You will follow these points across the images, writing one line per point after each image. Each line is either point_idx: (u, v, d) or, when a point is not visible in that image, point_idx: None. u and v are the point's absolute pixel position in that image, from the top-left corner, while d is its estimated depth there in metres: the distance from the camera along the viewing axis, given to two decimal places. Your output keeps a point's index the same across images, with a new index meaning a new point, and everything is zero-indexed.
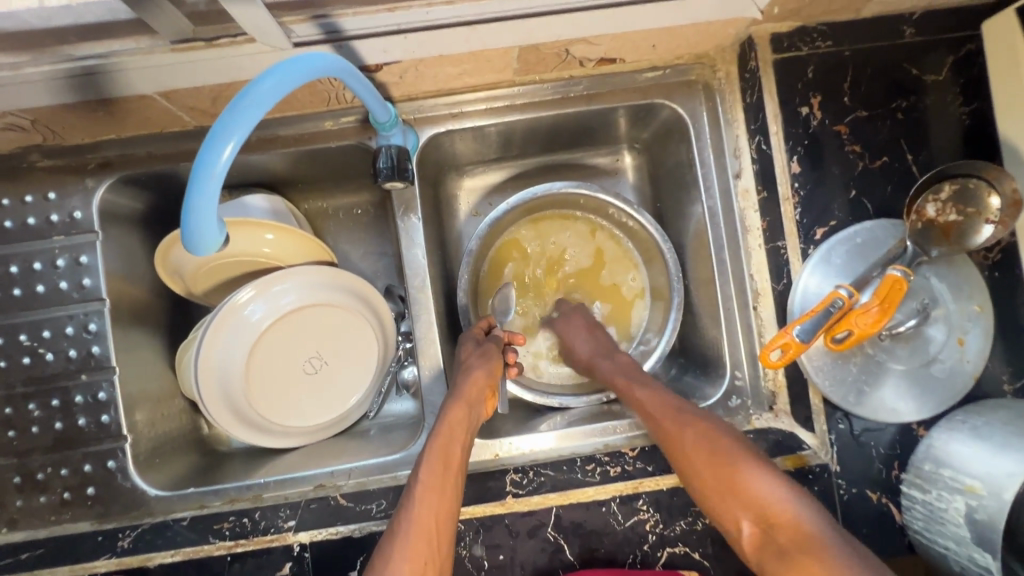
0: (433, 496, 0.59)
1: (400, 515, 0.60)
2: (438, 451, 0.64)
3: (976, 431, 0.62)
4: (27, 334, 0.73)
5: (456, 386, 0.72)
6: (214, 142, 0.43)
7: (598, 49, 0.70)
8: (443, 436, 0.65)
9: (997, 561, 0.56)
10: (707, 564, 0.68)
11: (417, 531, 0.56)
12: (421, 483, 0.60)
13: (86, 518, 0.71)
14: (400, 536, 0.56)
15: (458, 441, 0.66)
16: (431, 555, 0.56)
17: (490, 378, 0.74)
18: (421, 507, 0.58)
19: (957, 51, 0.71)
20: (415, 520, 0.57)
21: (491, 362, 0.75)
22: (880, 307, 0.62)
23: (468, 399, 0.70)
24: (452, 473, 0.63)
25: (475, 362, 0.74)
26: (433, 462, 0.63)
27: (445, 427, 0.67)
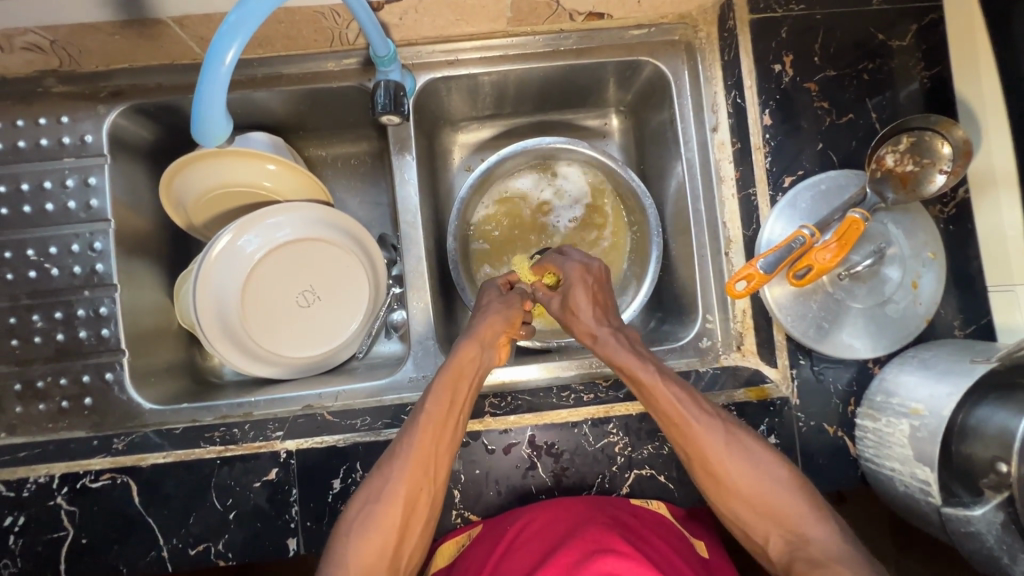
0: (433, 427, 0.65)
1: (401, 437, 0.66)
2: (446, 384, 0.68)
3: (923, 362, 0.67)
4: (34, 250, 0.76)
5: (473, 327, 0.74)
6: (220, 41, 0.48)
7: (587, 2, 0.75)
8: (452, 371, 0.69)
9: (934, 473, 0.61)
10: (671, 487, 0.72)
11: (416, 459, 0.63)
12: (425, 414, 0.65)
13: (82, 426, 0.75)
14: (400, 459, 0.64)
15: (466, 380, 0.69)
16: (427, 479, 0.64)
17: (507, 326, 0.76)
18: (422, 436, 0.64)
19: (920, 19, 0.76)
20: (414, 447, 0.64)
21: (512, 312, 0.76)
22: (838, 244, 0.67)
23: (482, 340, 0.72)
24: (456, 409, 0.67)
25: (491, 308, 0.76)
26: (439, 396, 0.66)
27: (455, 365, 0.69)
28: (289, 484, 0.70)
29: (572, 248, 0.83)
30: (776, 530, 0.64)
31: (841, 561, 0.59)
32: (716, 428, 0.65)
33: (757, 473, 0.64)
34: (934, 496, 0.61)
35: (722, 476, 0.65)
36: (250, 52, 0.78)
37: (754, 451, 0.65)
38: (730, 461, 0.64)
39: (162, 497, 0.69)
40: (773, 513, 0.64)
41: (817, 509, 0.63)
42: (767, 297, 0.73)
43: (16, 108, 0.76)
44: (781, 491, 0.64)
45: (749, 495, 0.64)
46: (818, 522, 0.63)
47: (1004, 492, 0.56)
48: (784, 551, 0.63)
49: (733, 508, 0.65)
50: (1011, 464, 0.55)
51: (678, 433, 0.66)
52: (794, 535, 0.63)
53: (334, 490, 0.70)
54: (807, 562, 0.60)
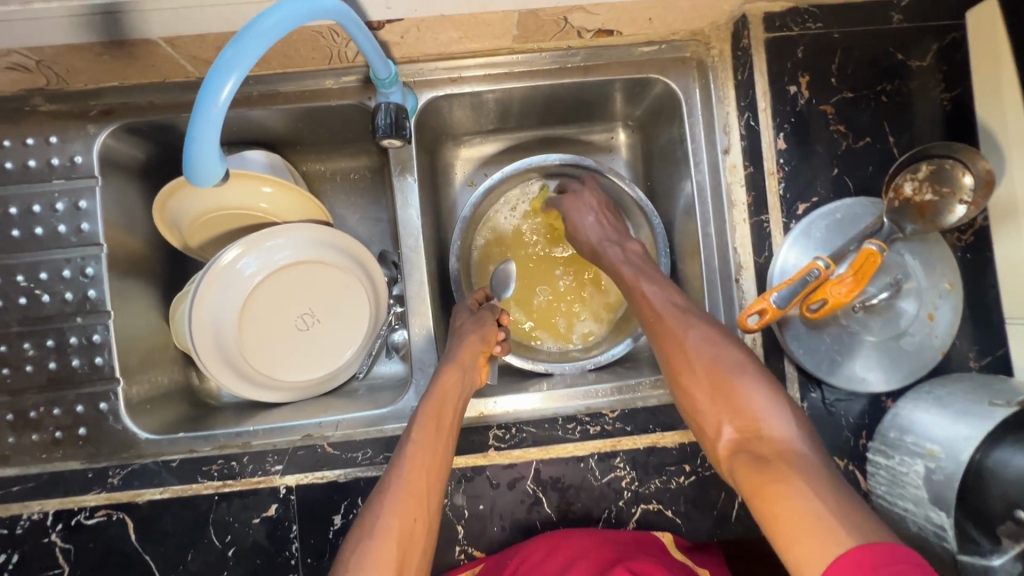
0: (421, 456, 0.62)
1: (390, 473, 0.62)
2: (429, 415, 0.65)
3: (939, 401, 0.65)
4: (23, 276, 0.74)
5: (450, 351, 0.72)
6: (218, 74, 0.45)
7: (596, 19, 0.72)
8: (435, 398, 0.67)
9: (950, 519, 0.59)
10: (679, 521, 0.71)
11: (407, 490, 0.59)
12: (411, 442, 0.63)
13: (76, 457, 0.73)
14: (391, 493, 0.59)
15: (450, 402, 0.67)
16: (421, 510, 0.60)
17: (485, 345, 0.74)
18: (412, 466, 0.61)
19: (942, 38, 0.74)
20: (404, 478, 0.60)
21: (485, 329, 0.75)
22: (854, 277, 0.65)
23: (461, 363, 0.71)
24: (443, 435, 0.65)
25: (466, 330, 0.75)
26: (424, 423, 0.64)
27: (437, 391, 0.67)
28: (290, 520, 0.68)
29: (593, 179, 0.89)
30: (733, 422, 0.58)
31: (795, 457, 0.52)
32: (687, 321, 0.66)
33: (715, 359, 0.62)
34: (949, 543, 0.60)
35: (682, 359, 0.64)
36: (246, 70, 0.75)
37: (729, 349, 0.63)
38: (690, 335, 0.64)
39: (160, 532, 0.68)
40: (722, 388, 0.60)
41: (776, 399, 0.58)
42: (779, 328, 0.71)
43: (2, 128, 0.73)
44: (740, 377, 0.60)
45: (708, 380, 0.61)
46: (781, 417, 0.56)
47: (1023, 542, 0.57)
48: (733, 440, 0.58)
49: (694, 395, 0.62)
50: None
51: (658, 334, 0.67)
52: (750, 432, 0.57)
53: (335, 525, 0.68)
54: (757, 459, 0.54)
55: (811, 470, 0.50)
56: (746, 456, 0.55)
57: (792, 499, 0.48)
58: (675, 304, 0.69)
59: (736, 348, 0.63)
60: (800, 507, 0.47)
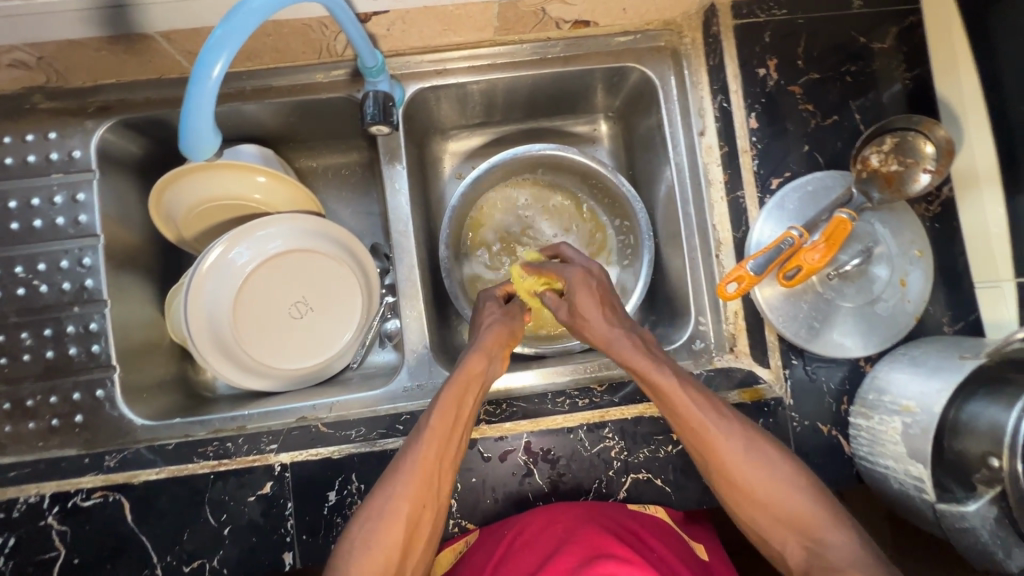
0: (438, 442, 0.63)
1: (404, 452, 0.63)
2: (452, 398, 0.66)
3: (913, 360, 0.68)
4: (22, 267, 0.75)
5: (478, 338, 0.73)
6: (208, 56, 0.50)
7: (573, 10, 0.75)
8: (458, 386, 0.67)
9: (926, 469, 0.61)
10: (668, 490, 0.72)
11: (419, 476, 0.61)
12: (429, 429, 0.63)
13: (72, 444, 0.74)
14: (402, 475, 0.61)
15: (471, 392, 0.68)
16: (432, 496, 0.62)
17: (509, 338, 0.75)
18: (426, 453, 0.62)
19: (901, 22, 0.77)
20: (416, 462, 0.61)
21: (513, 321, 0.77)
22: (826, 244, 0.68)
23: (488, 351, 0.71)
24: (462, 418, 0.66)
25: (491, 321, 0.76)
26: (446, 409, 0.64)
27: (462, 376, 0.67)
28: (285, 498, 0.69)
29: (570, 251, 0.81)
30: (794, 536, 0.60)
31: (862, 570, 0.54)
32: (724, 429, 0.63)
33: (772, 475, 0.61)
34: (927, 493, 0.62)
35: (742, 483, 0.62)
36: (239, 66, 0.78)
37: (772, 456, 0.63)
38: (727, 446, 0.62)
39: (156, 514, 0.68)
40: (776, 504, 0.60)
41: (828, 512, 0.59)
42: (758, 298, 0.74)
43: (3, 125, 0.76)
44: (800, 497, 0.60)
45: (764, 498, 0.61)
46: (828, 520, 0.59)
47: (996, 486, 0.57)
48: (802, 560, 0.59)
49: (752, 516, 0.62)
50: (1002, 460, 0.56)
51: (697, 441, 0.64)
52: (812, 541, 0.58)
53: (330, 502, 0.69)
54: (825, 573, 0.56)
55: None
56: (814, 568, 0.57)
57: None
58: (704, 404, 0.64)
59: (783, 458, 0.63)
60: None
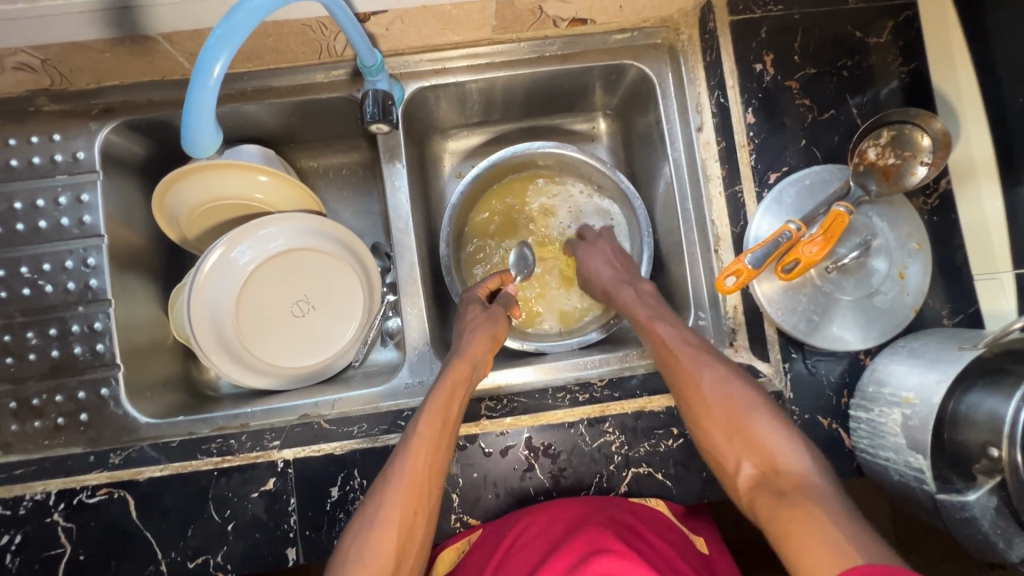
0: (425, 451, 0.63)
1: (393, 463, 0.64)
2: (438, 407, 0.66)
3: (913, 352, 0.68)
4: (27, 267, 0.76)
5: (461, 345, 0.74)
6: (208, 55, 0.51)
7: (569, 8, 0.76)
8: (444, 393, 0.67)
9: (927, 460, 0.61)
10: (669, 484, 0.72)
11: (409, 484, 0.62)
12: (417, 436, 0.64)
13: (77, 442, 0.74)
14: (392, 486, 0.62)
15: (457, 397, 0.68)
16: (422, 502, 0.62)
17: (493, 341, 0.76)
18: (415, 462, 0.63)
19: (896, 16, 0.77)
20: (405, 472, 0.62)
21: (496, 325, 0.77)
22: (824, 237, 0.68)
23: (471, 358, 0.72)
24: (450, 422, 0.67)
25: (476, 325, 0.76)
26: (432, 417, 0.65)
27: (447, 385, 0.68)
28: (287, 493, 0.70)
29: (590, 231, 0.90)
30: (751, 458, 0.62)
31: (812, 492, 0.55)
32: (703, 361, 0.68)
33: (740, 406, 0.64)
34: (928, 484, 0.62)
35: (707, 402, 0.66)
36: (240, 67, 0.79)
37: (743, 388, 0.66)
38: (703, 374, 0.67)
39: (161, 510, 0.69)
40: (739, 425, 0.63)
41: (789, 434, 0.62)
42: (758, 293, 0.74)
43: (8, 128, 0.77)
44: (763, 424, 0.63)
45: (728, 422, 0.64)
46: (787, 444, 0.61)
47: (996, 476, 0.57)
48: (755, 481, 0.60)
49: (713, 439, 0.64)
50: (1002, 449, 0.56)
51: (674, 375, 0.69)
52: (768, 465, 0.60)
53: (332, 498, 0.70)
54: (778, 495, 0.57)
55: (832, 502, 0.54)
56: (766, 491, 0.59)
57: (814, 525, 0.52)
58: (689, 343, 0.70)
59: (756, 396, 0.65)
60: (819, 526, 0.51)
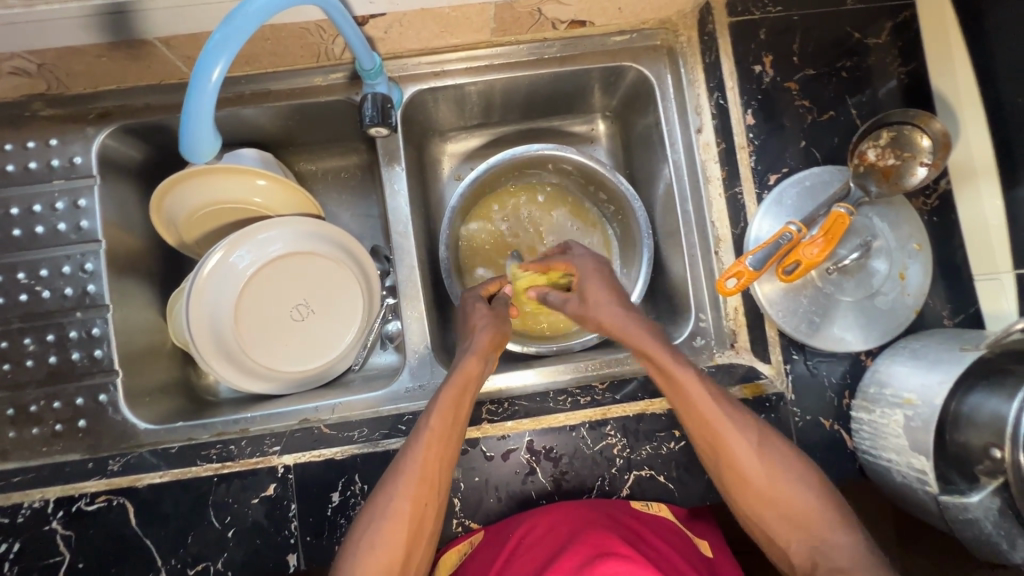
0: (437, 446, 0.63)
1: (403, 455, 0.64)
2: (449, 403, 0.66)
3: (914, 353, 0.68)
4: (24, 273, 0.76)
5: (470, 339, 0.72)
6: (206, 59, 0.51)
7: (568, 10, 0.76)
8: (455, 389, 0.67)
9: (930, 462, 0.61)
10: (671, 487, 0.72)
11: (420, 476, 0.61)
12: (429, 429, 0.64)
13: (76, 449, 0.74)
14: (402, 477, 0.61)
15: (468, 391, 0.68)
16: (431, 494, 0.62)
17: (500, 338, 0.75)
18: (425, 456, 0.62)
19: (895, 17, 0.78)
20: (415, 463, 0.62)
21: (504, 324, 0.76)
22: (825, 238, 0.68)
23: (482, 353, 0.71)
24: (459, 416, 0.66)
25: (483, 323, 0.74)
26: (443, 413, 0.65)
27: (458, 378, 0.67)
28: (288, 499, 0.69)
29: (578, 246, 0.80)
30: (801, 536, 0.61)
31: (869, 573, 0.56)
32: (738, 425, 0.64)
33: (784, 474, 0.63)
34: (931, 485, 0.62)
35: (749, 477, 0.63)
36: (238, 70, 0.78)
37: (786, 460, 0.64)
38: (742, 442, 0.64)
39: (160, 517, 0.69)
40: (777, 496, 0.62)
41: (826, 498, 0.62)
42: (758, 294, 0.74)
43: (4, 133, 0.76)
44: (811, 501, 0.62)
45: (777, 500, 0.62)
46: (834, 522, 0.61)
47: (999, 477, 0.57)
48: (806, 557, 0.61)
49: (761, 515, 0.63)
50: (1004, 450, 0.56)
51: (708, 438, 0.65)
52: (818, 543, 0.60)
53: (333, 503, 0.69)
54: (833, 573, 0.58)
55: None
56: (822, 570, 0.59)
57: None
58: (712, 392, 0.65)
59: (800, 469, 0.64)
60: None
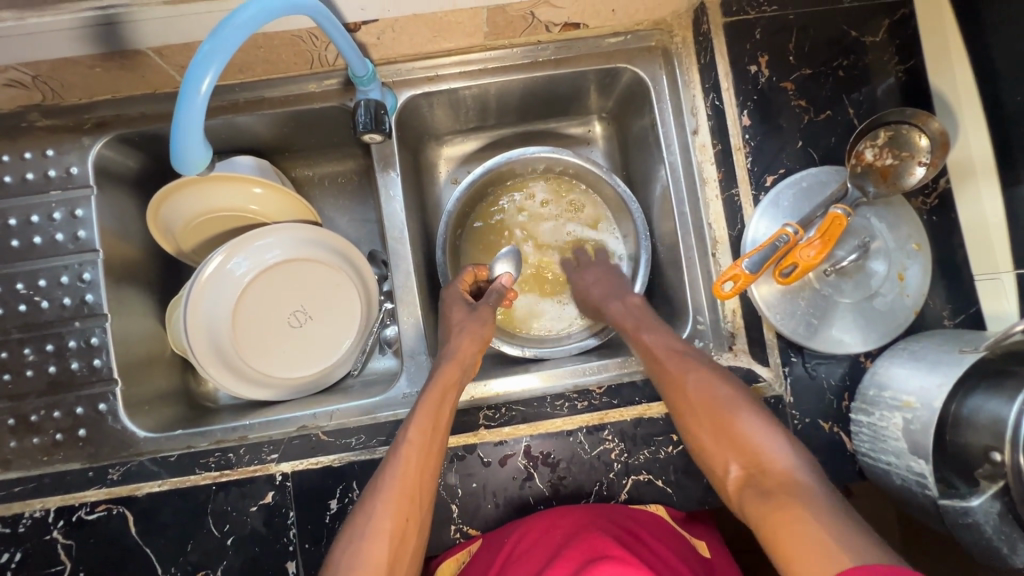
0: (416, 456, 0.63)
1: (383, 470, 0.64)
2: (428, 413, 0.66)
3: (914, 355, 0.67)
4: (23, 283, 0.76)
5: (450, 347, 0.74)
6: (196, 69, 0.50)
7: (561, 13, 0.76)
8: (433, 397, 0.68)
9: (929, 466, 0.61)
10: (669, 491, 0.72)
11: (401, 489, 0.61)
12: (408, 441, 0.64)
13: (76, 459, 0.74)
14: (382, 493, 0.62)
15: (446, 397, 0.68)
16: (413, 509, 0.62)
17: (479, 344, 0.76)
18: (405, 468, 0.63)
19: (892, 14, 0.77)
20: (395, 479, 0.62)
21: (482, 328, 0.77)
22: (822, 240, 0.67)
23: (461, 360, 0.72)
24: (439, 428, 0.67)
25: (461, 327, 0.76)
26: (423, 422, 0.65)
27: (437, 389, 0.68)
28: (286, 507, 0.70)
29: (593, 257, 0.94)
30: (737, 459, 0.61)
31: (799, 487, 0.55)
32: (689, 364, 0.69)
33: (722, 403, 0.65)
34: (930, 489, 0.61)
35: (693, 404, 0.66)
36: (231, 78, 0.78)
37: (733, 394, 0.66)
38: (690, 376, 0.67)
39: (160, 525, 0.69)
40: (723, 424, 0.63)
41: (775, 432, 0.62)
42: (755, 297, 0.74)
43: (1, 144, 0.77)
44: (751, 425, 0.63)
45: (717, 425, 0.64)
46: (772, 440, 0.61)
47: (999, 481, 0.56)
48: (742, 479, 0.60)
49: (702, 441, 0.64)
50: (1004, 454, 0.55)
51: (663, 378, 0.69)
52: (752, 464, 0.60)
53: (332, 510, 0.70)
54: (762, 492, 0.57)
55: (816, 495, 0.54)
56: (751, 488, 0.58)
57: (798, 522, 0.51)
58: (675, 347, 0.72)
59: (745, 400, 0.66)
60: (801, 522, 0.51)
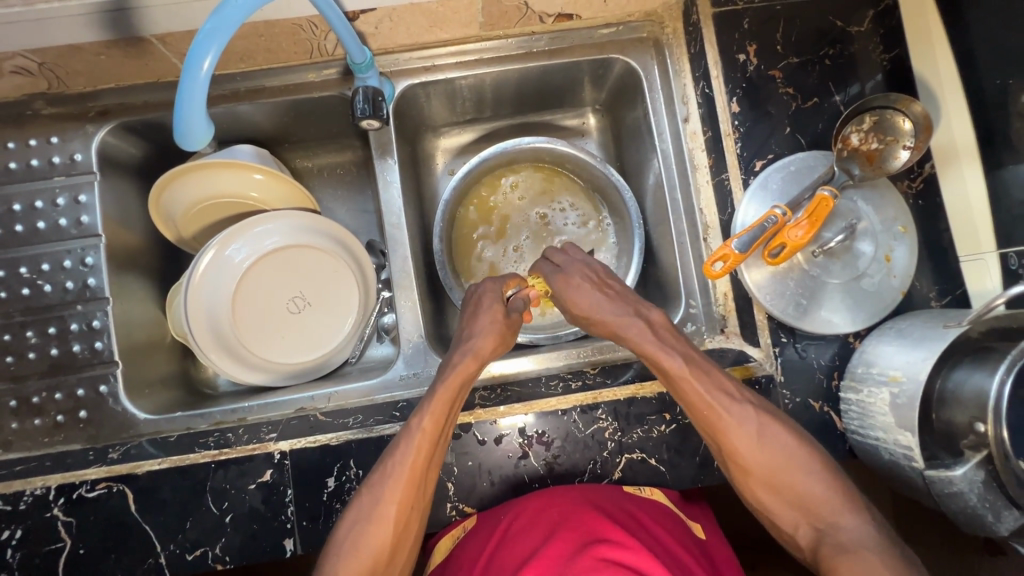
0: (423, 449, 0.64)
1: (389, 454, 0.65)
2: (439, 405, 0.66)
3: (900, 332, 0.68)
4: (26, 268, 0.78)
5: (471, 337, 0.71)
6: (197, 50, 0.52)
7: (554, 4, 0.78)
8: (448, 389, 0.67)
9: (915, 438, 0.62)
10: (663, 470, 0.73)
11: (406, 480, 0.62)
12: (420, 433, 0.64)
13: (78, 439, 0.75)
14: (388, 483, 0.62)
15: (462, 387, 0.68)
16: (417, 497, 0.63)
17: (504, 333, 0.73)
18: (415, 458, 0.63)
19: (877, 4, 0.79)
20: (404, 466, 0.63)
21: (500, 323, 0.73)
22: (808, 222, 0.69)
23: (480, 352, 0.70)
24: (450, 417, 0.67)
25: (484, 320, 0.73)
26: (434, 416, 0.65)
27: (455, 380, 0.67)
28: (284, 485, 0.71)
29: (563, 250, 0.78)
30: (805, 517, 0.65)
31: (869, 548, 0.59)
32: (742, 414, 0.66)
33: (783, 462, 0.65)
34: (917, 461, 0.62)
35: (748, 464, 0.66)
36: (232, 67, 0.80)
37: (790, 442, 0.66)
38: (746, 434, 0.65)
39: (159, 503, 0.70)
40: (787, 485, 0.65)
41: (835, 488, 0.64)
42: (747, 280, 0.75)
43: (6, 131, 0.78)
44: (811, 482, 0.65)
45: (778, 481, 0.65)
46: (828, 490, 0.64)
47: (983, 451, 0.58)
48: (813, 537, 0.64)
49: (760, 495, 0.67)
50: (988, 424, 0.57)
51: (709, 426, 0.66)
52: (821, 523, 0.64)
53: (329, 488, 0.71)
54: (835, 549, 0.61)
55: (891, 559, 0.58)
56: (824, 546, 0.63)
57: None
58: (723, 390, 0.67)
59: (806, 452, 0.65)
60: None
